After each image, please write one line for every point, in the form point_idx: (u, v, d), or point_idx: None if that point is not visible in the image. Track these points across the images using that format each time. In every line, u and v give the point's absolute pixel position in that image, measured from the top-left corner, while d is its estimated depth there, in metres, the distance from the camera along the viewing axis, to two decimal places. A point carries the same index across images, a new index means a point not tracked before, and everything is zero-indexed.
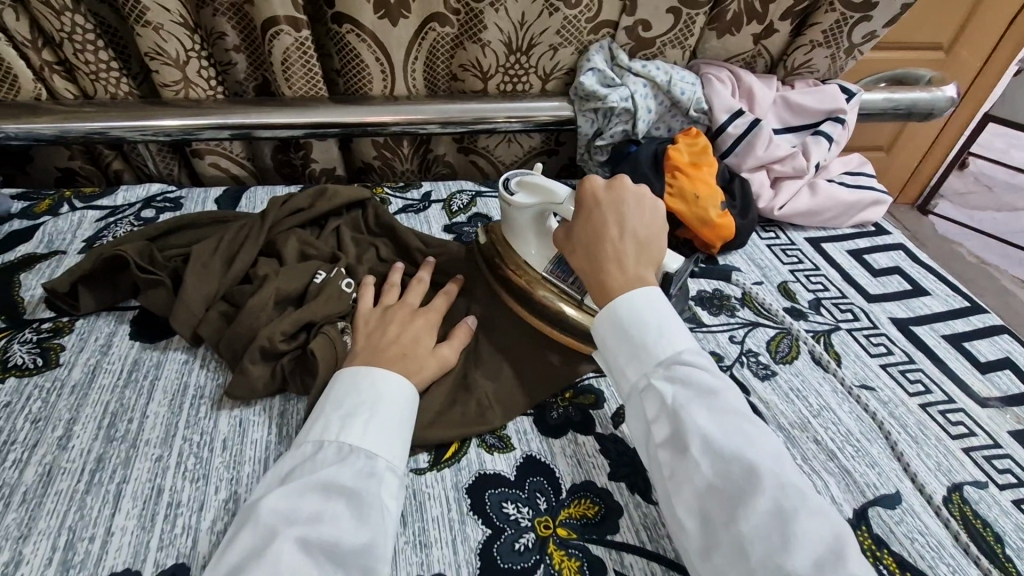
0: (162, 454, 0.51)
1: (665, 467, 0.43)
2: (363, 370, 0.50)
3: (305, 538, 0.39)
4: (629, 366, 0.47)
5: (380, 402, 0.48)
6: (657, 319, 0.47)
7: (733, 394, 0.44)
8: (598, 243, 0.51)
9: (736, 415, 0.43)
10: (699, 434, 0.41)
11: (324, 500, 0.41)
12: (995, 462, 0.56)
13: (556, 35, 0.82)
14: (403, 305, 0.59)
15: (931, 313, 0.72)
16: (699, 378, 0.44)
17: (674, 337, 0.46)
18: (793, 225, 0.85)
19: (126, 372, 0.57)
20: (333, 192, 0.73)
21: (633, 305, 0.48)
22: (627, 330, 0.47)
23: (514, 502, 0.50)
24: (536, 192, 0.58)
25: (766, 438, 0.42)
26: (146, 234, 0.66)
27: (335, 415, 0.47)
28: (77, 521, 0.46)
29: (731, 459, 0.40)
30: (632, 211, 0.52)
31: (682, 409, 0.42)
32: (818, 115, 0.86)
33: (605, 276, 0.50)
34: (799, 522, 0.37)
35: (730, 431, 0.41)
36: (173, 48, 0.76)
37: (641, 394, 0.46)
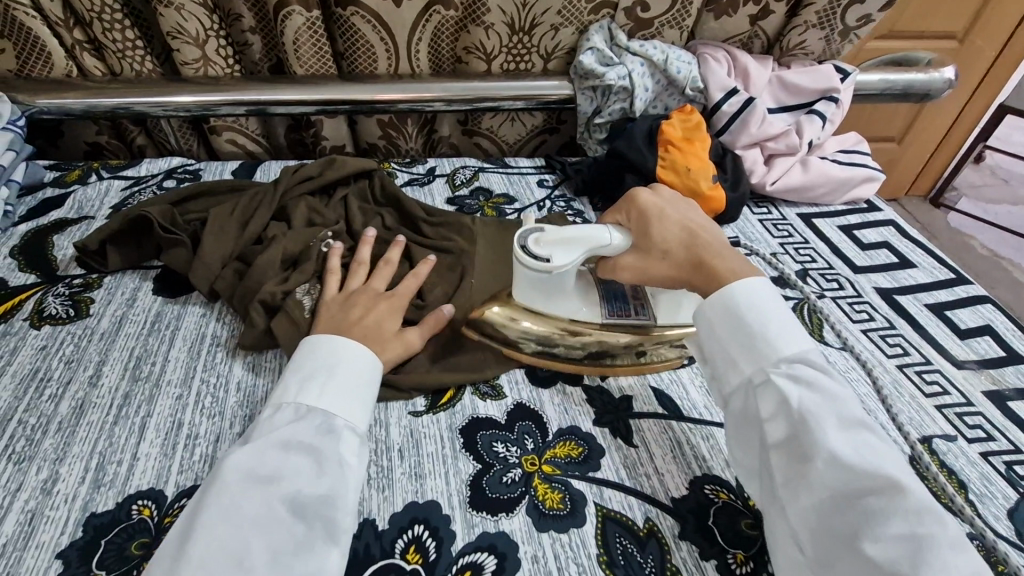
0: (182, 393, 0.55)
1: (780, 470, 0.44)
2: (321, 340, 0.53)
3: (265, 491, 0.42)
4: (743, 360, 0.48)
5: (336, 366, 0.51)
6: (774, 319, 0.48)
7: (859, 406, 0.45)
8: (693, 236, 0.54)
9: (863, 427, 0.43)
10: (827, 441, 0.41)
11: (286, 455, 0.44)
12: (965, 418, 0.58)
13: (557, 16, 0.85)
14: (368, 289, 0.61)
15: (916, 284, 0.75)
16: (823, 382, 0.45)
17: (791, 338, 0.47)
18: (785, 201, 0.88)
19: (150, 323, 0.62)
20: (341, 163, 0.77)
21: (750, 304, 0.49)
22: (742, 326, 0.48)
23: (504, 442, 0.53)
24: (569, 248, 0.56)
25: (895, 457, 0.42)
26: (168, 199, 0.71)
27: (294, 379, 0.50)
28: (106, 447, 0.50)
29: (861, 473, 0.40)
30: (697, 212, 0.58)
31: (810, 412, 0.43)
32: (813, 95, 0.88)
33: (717, 269, 0.52)
34: (938, 552, 0.37)
35: (859, 446, 0.42)
36: (193, 27, 0.80)
37: (759, 391, 0.46)
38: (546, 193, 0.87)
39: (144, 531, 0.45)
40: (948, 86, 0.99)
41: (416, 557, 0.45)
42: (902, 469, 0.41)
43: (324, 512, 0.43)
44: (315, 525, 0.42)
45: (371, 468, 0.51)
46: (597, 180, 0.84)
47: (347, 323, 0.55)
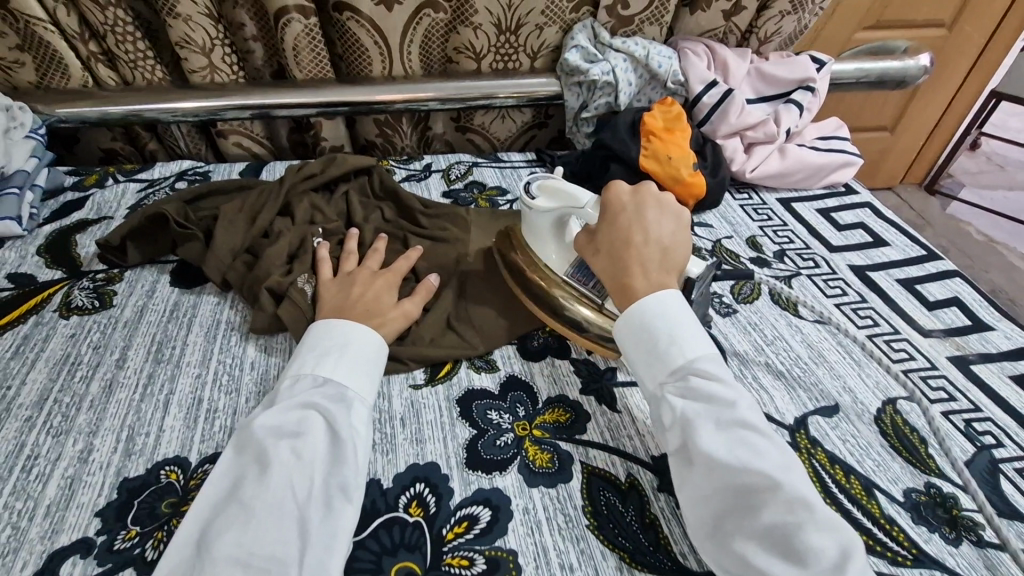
0: (201, 372, 0.60)
1: (676, 472, 0.48)
2: (335, 320, 0.58)
3: (293, 444, 0.47)
4: (647, 375, 0.52)
5: (349, 344, 0.55)
6: (671, 331, 0.51)
7: (751, 407, 0.47)
8: (626, 246, 0.57)
9: (747, 426, 0.46)
10: (702, 444, 0.46)
11: (305, 415, 0.50)
12: (929, 381, 0.62)
13: (541, 15, 0.90)
14: (364, 268, 0.66)
15: (888, 261, 0.78)
16: (707, 389, 0.48)
17: (685, 345, 0.50)
18: (766, 187, 0.92)
19: (169, 311, 0.67)
20: (342, 161, 0.82)
21: (647, 316, 0.52)
22: (642, 340, 0.52)
23: (498, 411, 0.58)
24: (557, 196, 0.64)
25: (773, 448, 0.45)
26: (182, 197, 0.76)
27: (310, 355, 0.55)
28: (135, 420, 0.55)
29: (734, 472, 0.44)
30: (655, 220, 0.58)
31: (690, 420, 0.47)
32: (790, 85, 0.92)
33: (627, 282, 0.55)
34: (804, 537, 0.41)
35: (735, 445, 0.45)
36: (200, 37, 0.85)
37: (657, 401, 0.51)
38: None
39: (172, 492, 0.50)
40: (924, 72, 1.03)
41: (418, 511, 0.49)
42: (779, 464, 0.44)
43: (338, 472, 0.47)
44: (331, 485, 0.47)
45: (376, 435, 0.55)
46: (584, 170, 0.88)
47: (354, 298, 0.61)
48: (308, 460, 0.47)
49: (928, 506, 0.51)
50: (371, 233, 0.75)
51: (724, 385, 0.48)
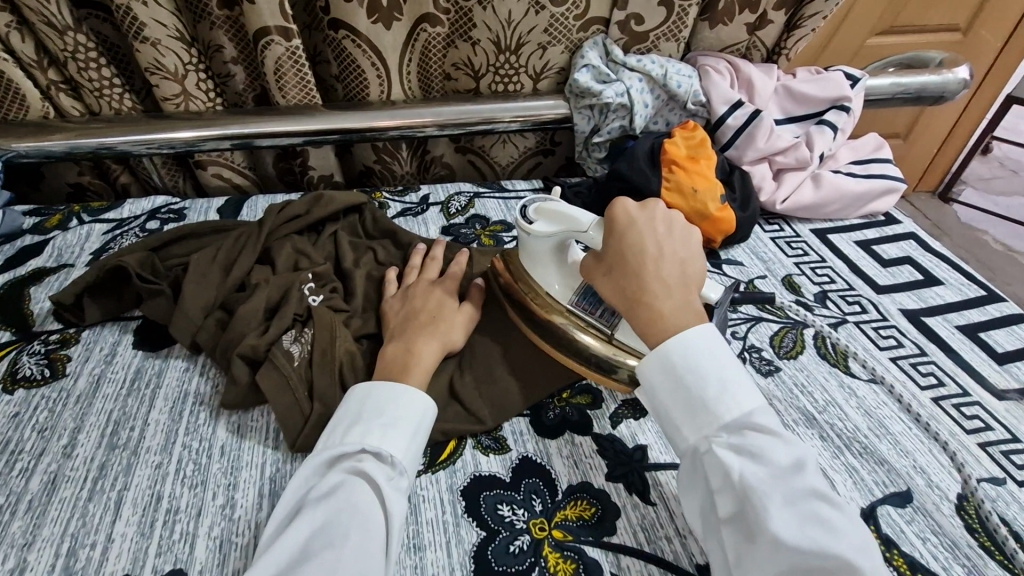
0: (162, 461, 0.51)
1: (728, 544, 0.41)
2: (406, 386, 0.50)
3: (355, 528, 0.41)
4: (689, 425, 0.44)
5: (418, 418, 0.49)
6: (721, 379, 0.44)
7: (814, 469, 0.42)
8: (644, 263, 0.49)
9: (817, 496, 0.40)
10: (774, 519, 0.38)
11: (371, 500, 0.43)
12: (1013, 457, 0.54)
13: (543, 33, 0.82)
14: (421, 282, 0.63)
15: (945, 304, 0.70)
16: (769, 452, 0.41)
17: (738, 395, 0.44)
18: (798, 217, 0.83)
19: (129, 381, 0.58)
20: (329, 199, 0.73)
21: (689, 355, 0.45)
22: (686, 389, 0.45)
23: (510, 504, 0.49)
24: (556, 221, 0.56)
25: (849, 524, 0.39)
26: (148, 245, 0.67)
27: (376, 423, 0.47)
28: (79, 528, 0.47)
29: (809, 551, 0.37)
30: (667, 232, 0.51)
31: (754, 488, 0.40)
32: (822, 104, 0.83)
33: (651, 305, 0.48)
34: None
35: (807, 517, 0.39)
36: (171, 62, 0.77)
37: (702, 456, 0.43)
38: None
39: None
40: (964, 86, 0.94)
41: None
42: (854, 540, 0.38)
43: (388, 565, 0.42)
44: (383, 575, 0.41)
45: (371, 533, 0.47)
46: (598, 203, 0.80)
47: (417, 309, 0.59)
48: (375, 550, 0.41)
49: None
50: (362, 282, 0.66)
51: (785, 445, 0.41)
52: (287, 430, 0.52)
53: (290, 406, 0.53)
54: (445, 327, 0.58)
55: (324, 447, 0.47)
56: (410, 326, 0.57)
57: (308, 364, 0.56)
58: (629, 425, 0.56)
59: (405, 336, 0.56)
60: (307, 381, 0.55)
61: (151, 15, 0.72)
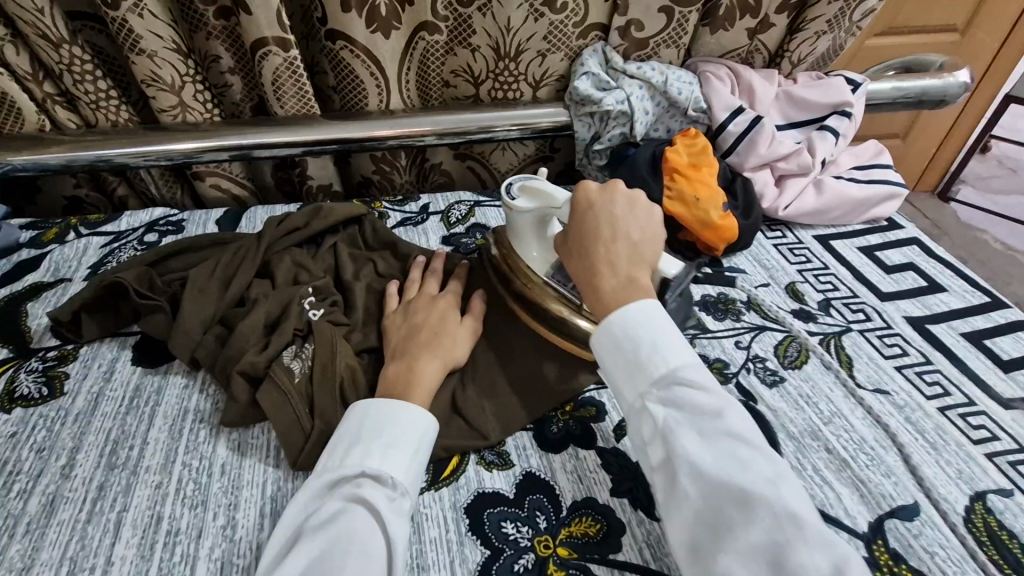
0: (162, 481, 0.51)
1: (656, 492, 0.42)
2: (406, 405, 0.49)
3: (358, 556, 0.40)
4: (625, 384, 0.45)
5: (418, 439, 0.48)
6: (653, 336, 0.45)
7: (737, 413, 0.42)
8: (594, 242, 0.51)
9: (737, 439, 0.40)
10: (692, 461, 0.39)
11: (373, 526, 0.43)
12: (1020, 468, 0.53)
13: (543, 41, 0.81)
14: (421, 295, 0.62)
15: (948, 311, 0.70)
16: (692, 399, 0.42)
17: (669, 351, 0.44)
18: (800, 224, 0.83)
19: (128, 399, 0.58)
20: (328, 211, 0.72)
21: (625, 318, 0.46)
22: (621, 347, 0.46)
23: (514, 521, 0.49)
24: (535, 197, 0.60)
25: (766, 462, 0.39)
26: (146, 259, 0.66)
27: (377, 445, 0.47)
28: (78, 551, 0.46)
29: (722, 485, 0.38)
30: (623, 212, 0.53)
31: (675, 434, 0.41)
32: (823, 109, 0.83)
33: (597, 279, 0.49)
34: (794, 558, 0.35)
35: (723, 456, 0.39)
36: (167, 74, 0.77)
37: (636, 413, 0.44)
38: None
39: None
40: (965, 89, 0.93)
41: None
42: (767, 475, 0.38)
43: None
44: None
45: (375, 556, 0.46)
46: None
47: (420, 324, 0.58)
48: None
49: None
50: (363, 294, 0.65)
51: (708, 392, 0.42)
52: (288, 447, 0.52)
53: (292, 424, 0.52)
54: (448, 342, 0.58)
55: (323, 471, 0.46)
56: (413, 343, 0.56)
57: (309, 380, 0.55)
58: None
59: (409, 352, 0.55)
60: (307, 398, 0.54)
61: (147, 27, 0.72)
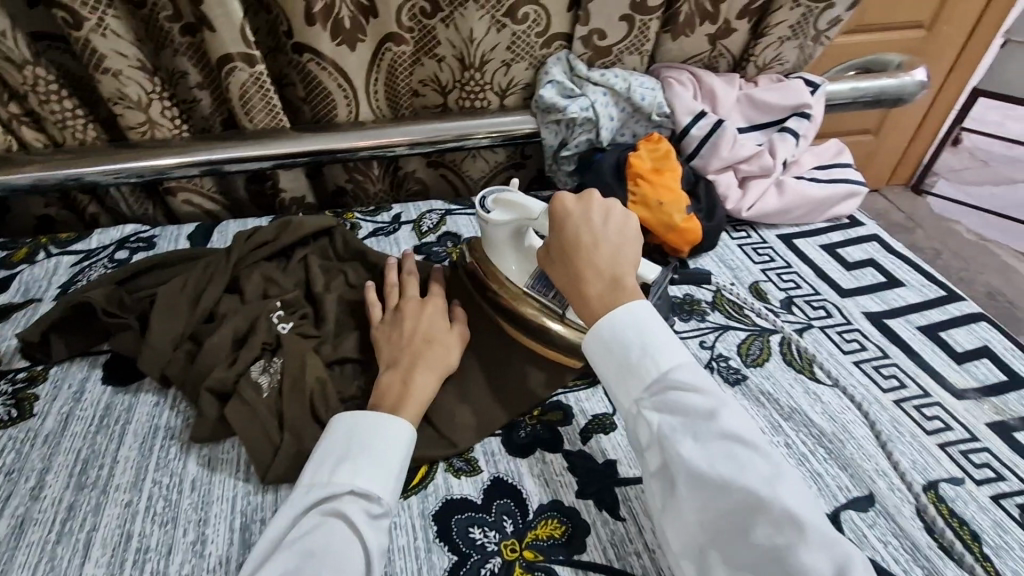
0: (132, 499, 0.51)
1: (658, 494, 0.44)
2: (399, 423, 0.50)
3: (335, 574, 0.41)
4: (619, 391, 0.47)
5: (396, 451, 0.49)
6: (643, 341, 0.46)
7: (732, 412, 0.43)
8: (577, 251, 0.52)
9: (733, 439, 0.41)
10: (689, 465, 0.41)
11: (349, 539, 0.44)
12: (971, 456, 0.55)
13: (506, 51, 0.83)
14: (409, 300, 0.62)
15: (906, 305, 0.72)
16: (686, 403, 0.43)
17: (659, 355, 0.45)
18: (764, 223, 0.85)
19: (98, 418, 0.58)
20: (297, 224, 0.73)
21: (615, 327, 0.48)
22: (614, 356, 0.47)
23: (481, 526, 0.50)
24: (510, 210, 0.59)
25: (764, 459, 0.40)
26: (114, 277, 0.67)
27: (356, 459, 0.48)
28: (48, 572, 0.46)
29: (720, 489, 0.39)
30: (600, 219, 0.54)
31: (671, 440, 0.42)
32: (783, 111, 0.85)
33: (585, 289, 0.51)
34: (797, 556, 0.37)
35: (720, 458, 0.40)
36: (134, 92, 0.77)
37: (633, 418, 0.46)
38: None
39: None
40: (922, 87, 0.96)
41: None
42: (765, 475, 0.39)
43: None
44: None
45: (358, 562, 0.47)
46: None
47: (412, 333, 0.58)
48: None
49: None
50: (333, 306, 0.66)
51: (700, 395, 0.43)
52: (257, 461, 0.52)
53: (262, 438, 0.53)
54: (441, 351, 0.58)
55: (310, 481, 0.47)
56: (405, 352, 0.57)
57: (278, 394, 0.56)
58: (600, 440, 0.57)
59: (404, 363, 0.56)
60: (277, 412, 0.55)
61: (110, 46, 0.72)
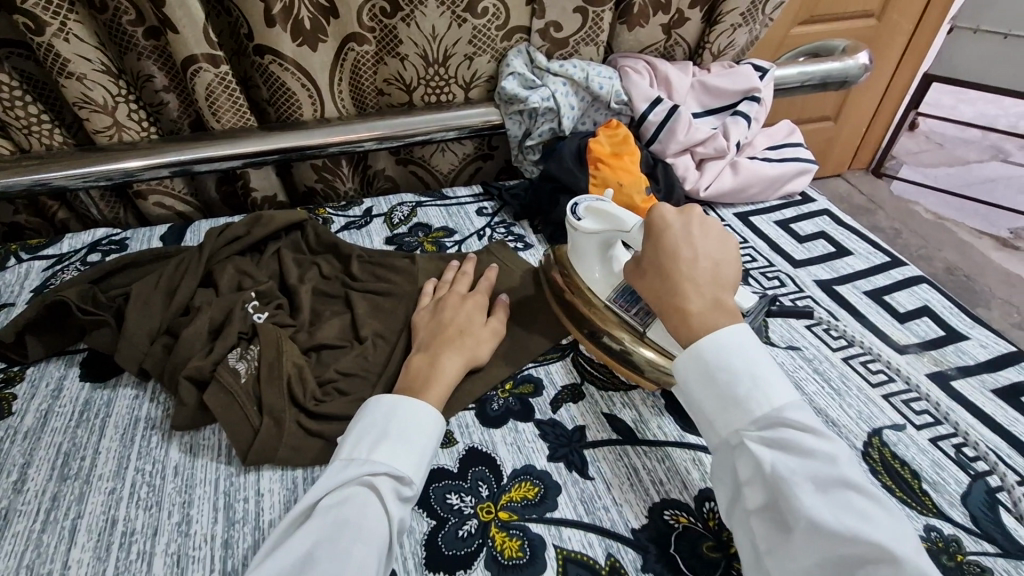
0: (116, 486, 0.52)
1: (761, 535, 0.43)
2: (433, 410, 0.53)
3: (365, 542, 0.43)
4: (721, 419, 0.47)
5: (428, 439, 0.51)
6: (751, 372, 0.47)
7: (848, 461, 0.43)
8: (676, 265, 0.53)
9: (849, 486, 0.41)
10: (805, 508, 0.40)
11: (381, 513, 0.46)
12: (911, 405, 0.60)
13: (468, 45, 0.85)
14: (453, 292, 0.66)
15: (854, 272, 0.76)
16: (800, 445, 0.43)
17: (768, 389, 0.46)
18: (722, 203, 0.89)
19: (78, 413, 0.59)
20: (268, 219, 0.74)
21: (720, 349, 0.48)
22: (715, 382, 0.48)
23: (458, 493, 0.52)
24: (603, 219, 0.62)
25: (881, 513, 0.41)
26: (87, 277, 0.67)
27: (396, 442, 0.50)
28: (34, 559, 0.47)
29: (841, 537, 0.39)
30: (701, 236, 0.55)
31: (785, 479, 0.42)
32: (735, 96, 0.89)
33: (683, 305, 0.51)
34: None
35: (838, 507, 0.40)
36: (99, 95, 0.78)
37: (735, 449, 0.46)
38: (486, 221, 0.87)
39: None
40: (865, 70, 1.01)
41: None
42: (888, 528, 0.40)
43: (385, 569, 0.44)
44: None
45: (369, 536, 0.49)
46: (534, 203, 0.85)
47: (447, 322, 0.61)
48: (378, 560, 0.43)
49: (932, 554, 0.47)
50: (308, 296, 0.68)
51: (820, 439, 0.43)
52: (238, 444, 0.54)
53: (242, 421, 0.55)
54: (472, 342, 0.61)
55: (348, 455, 0.49)
56: (437, 338, 0.60)
57: (255, 379, 0.58)
58: (569, 409, 0.60)
59: (434, 347, 0.59)
60: (255, 396, 0.57)
61: (73, 50, 0.73)
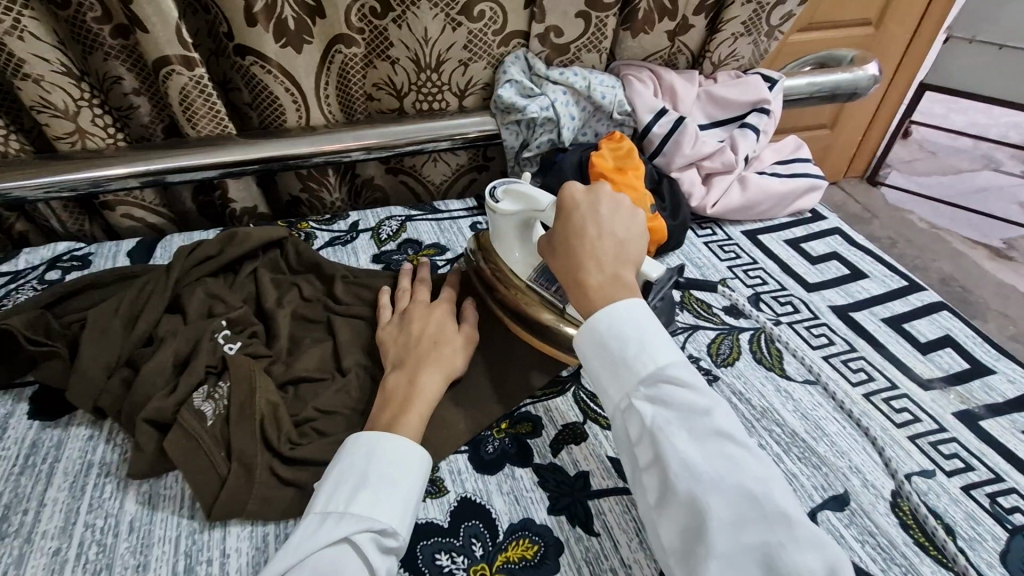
0: (60, 546, 0.46)
1: (647, 490, 0.41)
2: (421, 450, 0.48)
3: None
4: (612, 385, 0.44)
5: (415, 483, 0.46)
6: (641, 334, 0.43)
7: (725, 411, 0.41)
8: (579, 241, 0.50)
9: (725, 437, 0.39)
10: (679, 462, 0.38)
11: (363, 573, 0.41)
12: (940, 448, 0.55)
13: (463, 50, 0.80)
14: (416, 303, 0.61)
15: (869, 298, 0.72)
16: (679, 398, 0.40)
17: (655, 350, 0.43)
18: (729, 219, 0.85)
19: (23, 457, 0.53)
20: (244, 236, 0.68)
21: (614, 317, 0.44)
22: (607, 347, 0.44)
23: (448, 552, 0.47)
24: (519, 200, 0.60)
25: (752, 459, 0.39)
26: (40, 301, 0.61)
27: (381, 489, 0.44)
28: None
29: (711, 486, 0.37)
30: (611, 214, 0.52)
31: (662, 432, 0.39)
32: (743, 106, 0.85)
33: (583, 279, 0.48)
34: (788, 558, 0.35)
35: (712, 454, 0.38)
36: (59, 99, 0.71)
37: (624, 412, 0.43)
38: None
39: None
40: (874, 81, 0.97)
41: None
42: (758, 475, 0.38)
43: None
44: None
45: None
46: None
47: (419, 334, 0.57)
48: None
49: None
50: (287, 323, 0.62)
51: (697, 390, 0.40)
52: (201, 497, 0.48)
53: (206, 470, 0.49)
54: (448, 351, 0.56)
55: (324, 508, 0.43)
56: (412, 352, 0.55)
57: (223, 421, 0.52)
58: (571, 451, 0.54)
59: (410, 362, 0.54)
60: (223, 439, 0.51)
61: (29, 51, 0.66)
